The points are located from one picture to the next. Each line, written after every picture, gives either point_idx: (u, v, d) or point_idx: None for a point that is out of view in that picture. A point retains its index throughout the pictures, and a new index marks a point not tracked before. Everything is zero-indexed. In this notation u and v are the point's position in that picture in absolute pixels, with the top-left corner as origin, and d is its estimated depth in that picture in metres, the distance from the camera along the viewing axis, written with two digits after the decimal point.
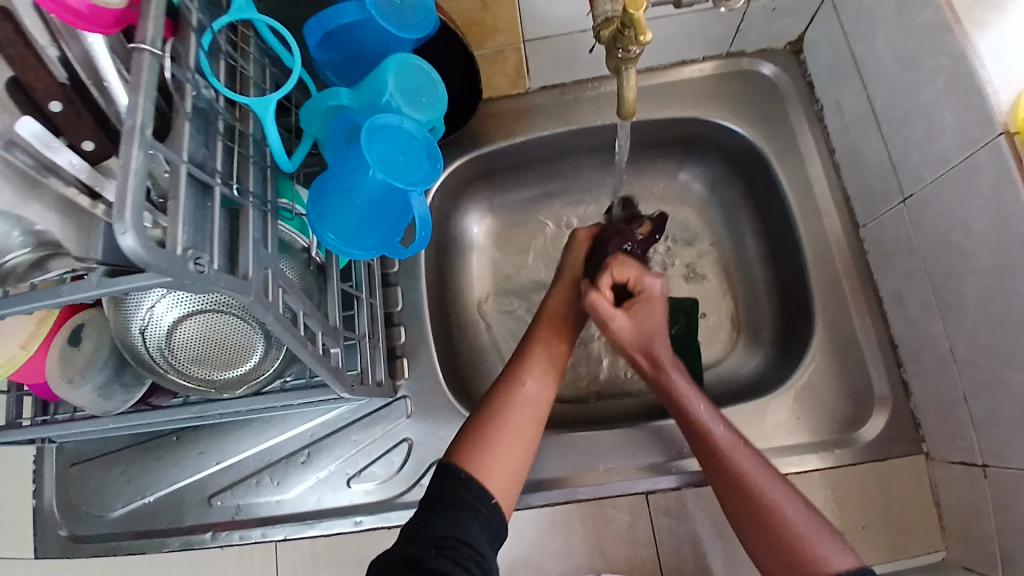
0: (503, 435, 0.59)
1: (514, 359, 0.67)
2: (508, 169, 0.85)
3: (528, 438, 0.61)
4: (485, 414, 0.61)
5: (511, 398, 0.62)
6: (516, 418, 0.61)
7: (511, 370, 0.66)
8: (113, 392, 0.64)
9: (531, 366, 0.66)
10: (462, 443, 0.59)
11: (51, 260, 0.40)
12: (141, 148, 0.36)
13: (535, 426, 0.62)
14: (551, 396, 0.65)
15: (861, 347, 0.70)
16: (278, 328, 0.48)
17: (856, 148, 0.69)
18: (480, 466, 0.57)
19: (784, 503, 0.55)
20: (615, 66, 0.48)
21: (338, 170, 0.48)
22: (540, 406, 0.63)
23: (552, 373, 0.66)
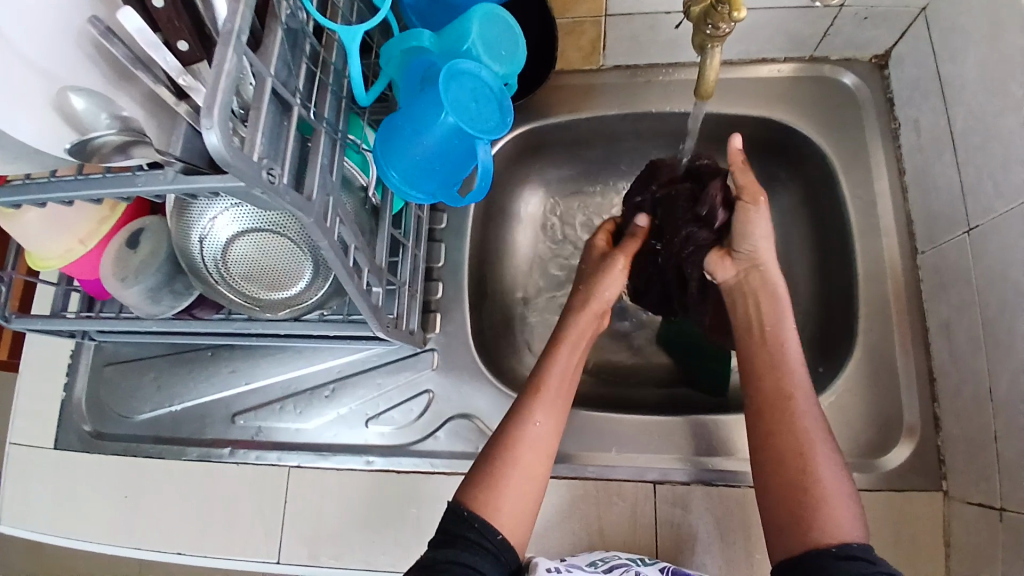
0: (515, 476, 0.57)
1: (524, 391, 0.63)
2: (565, 145, 0.85)
3: (538, 477, 0.58)
4: (494, 450, 0.59)
5: (517, 435, 0.59)
6: (524, 457, 0.58)
7: (519, 405, 0.62)
8: (162, 297, 0.66)
9: (541, 399, 0.62)
10: (472, 480, 0.57)
11: (135, 147, 0.42)
12: (236, 53, 0.37)
13: (546, 462, 0.60)
14: (558, 432, 0.61)
15: (898, 375, 0.68)
16: (331, 254, 0.50)
17: (927, 170, 0.67)
18: (489, 507, 0.55)
19: (827, 485, 0.53)
20: (700, 44, 0.47)
21: (409, 111, 0.48)
22: (550, 443, 0.60)
23: (559, 408, 0.63)
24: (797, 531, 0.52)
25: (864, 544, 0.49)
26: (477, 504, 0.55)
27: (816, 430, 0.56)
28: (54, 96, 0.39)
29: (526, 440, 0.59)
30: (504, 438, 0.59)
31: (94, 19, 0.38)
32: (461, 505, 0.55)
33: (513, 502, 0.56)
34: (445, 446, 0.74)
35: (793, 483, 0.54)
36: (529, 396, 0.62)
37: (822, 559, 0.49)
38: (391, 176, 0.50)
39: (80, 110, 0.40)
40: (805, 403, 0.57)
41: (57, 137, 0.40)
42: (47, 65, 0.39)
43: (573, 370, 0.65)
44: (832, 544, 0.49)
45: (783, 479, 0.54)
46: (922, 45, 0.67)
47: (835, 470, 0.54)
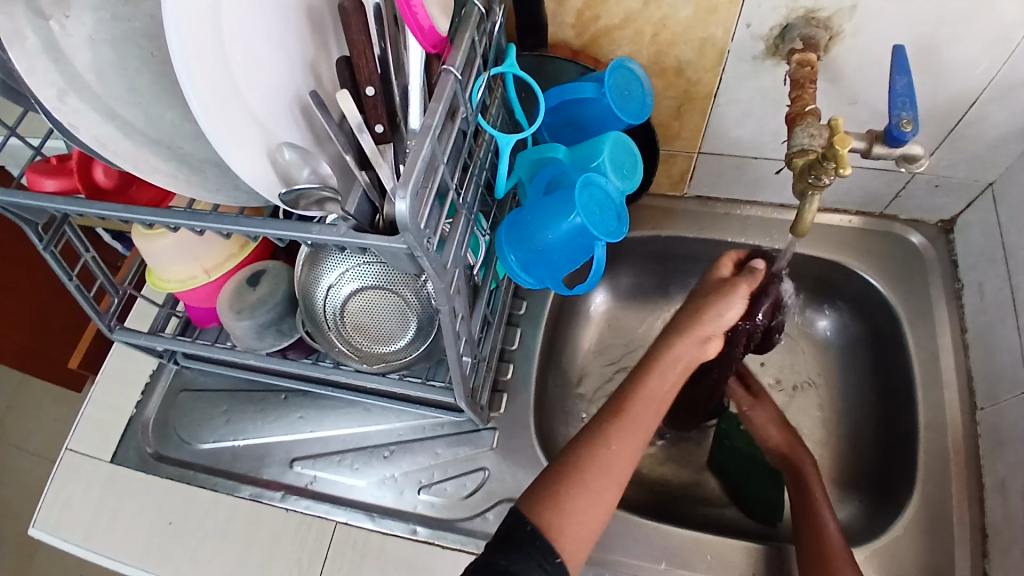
0: (581, 500, 0.58)
1: (604, 415, 0.64)
2: (642, 258, 0.92)
3: (605, 503, 0.60)
4: (566, 470, 0.60)
5: (591, 459, 0.61)
6: (594, 482, 0.60)
7: (596, 429, 0.63)
8: (267, 333, 0.72)
9: (622, 426, 0.63)
10: (538, 495, 0.59)
11: (328, 203, 0.47)
12: (430, 141, 0.44)
13: (616, 490, 0.61)
14: (634, 459, 0.62)
15: (953, 527, 0.68)
16: (446, 320, 0.55)
17: (989, 331, 0.72)
18: (552, 527, 0.57)
19: None
20: (801, 190, 0.54)
21: (537, 208, 0.56)
22: (622, 470, 0.61)
23: (640, 438, 0.63)
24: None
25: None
26: (543, 523, 0.57)
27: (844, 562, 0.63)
28: (271, 147, 0.47)
29: (599, 467, 0.60)
30: (577, 462, 0.60)
31: (314, 94, 0.48)
32: (525, 517, 0.57)
33: (576, 525, 0.58)
34: (490, 527, 0.74)
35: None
36: (609, 424, 0.63)
37: None
38: (509, 259, 0.58)
39: (287, 161, 0.48)
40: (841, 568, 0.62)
41: (265, 184, 0.47)
42: (267, 123, 0.47)
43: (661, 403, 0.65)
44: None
45: None
46: (989, 218, 0.74)
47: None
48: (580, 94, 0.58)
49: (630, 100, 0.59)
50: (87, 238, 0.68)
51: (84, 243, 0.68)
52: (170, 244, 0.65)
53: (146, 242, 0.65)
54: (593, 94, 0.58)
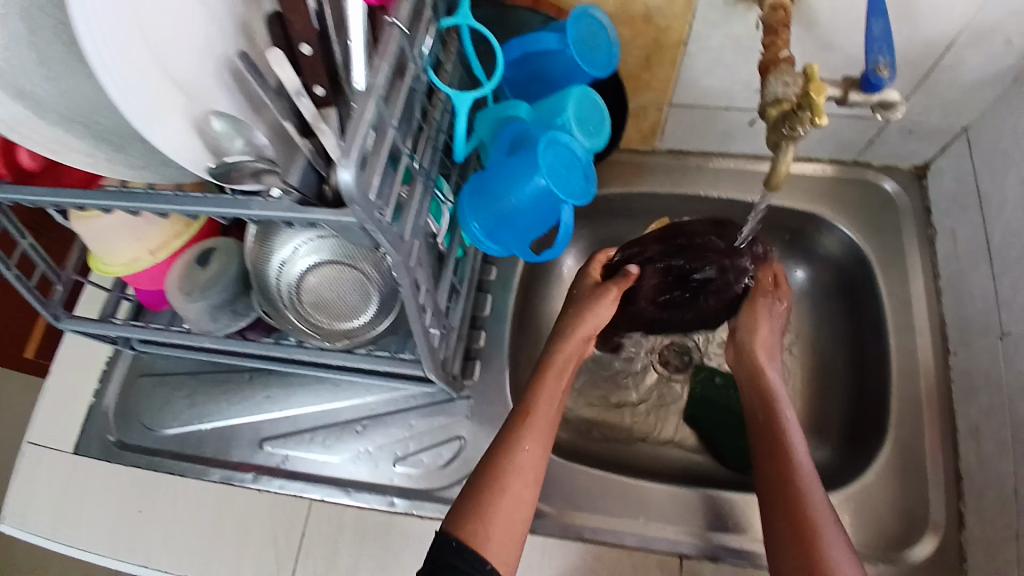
0: (502, 502, 0.58)
1: (511, 421, 0.65)
2: (614, 216, 0.89)
3: (525, 504, 0.60)
4: (485, 478, 0.60)
5: (507, 464, 0.61)
6: (510, 484, 0.60)
7: (507, 434, 0.63)
8: (222, 314, 0.69)
9: (528, 429, 0.64)
10: (460, 510, 0.58)
11: (266, 175, 0.44)
12: (374, 101, 0.41)
13: (533, 489, 0.61)
14: (545, 459, 0.63)
15: (927, 471, 0.69)
16: (408, 294, 0.52)
17: (962, 278, 0.72)
18: (474, 535, 0.55)
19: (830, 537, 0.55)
20: (775, 141, 0.52)
21: (499, 171, 0.52)
22: (536, 469, 0.62)
23: (546, 439, 0.64)
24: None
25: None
26: (467, 533, 0.55)
27: (823, 509, 0.58)
28: (197, 117, 0.43)
29: (511, 471, 0.60)
30: (493, 467, 0.60)
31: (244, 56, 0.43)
32: (451, 534, 0.55)
33: (500, 527, 0.57)
34: None
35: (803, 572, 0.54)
36: (514, 428, 0.64)
37: None
38: (472, 227, 0.54)
39: (218, 131, 0.44)
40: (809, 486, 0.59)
41: (194, 157, 0.44)
42: (194, 89, 0.43)
43: (555, 405, 0.68)
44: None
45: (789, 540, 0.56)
46: (963, 162, 0.73)
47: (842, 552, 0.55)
48: (541, 45, 0.54)
49: (596, 50, 0.55)
50: (23, 226, 0.63)
51: (20, 231, 0.63)
52: (108, 225, 0.61)
53: (83, 225, 0.61)
54: (556, 45, 0.54)
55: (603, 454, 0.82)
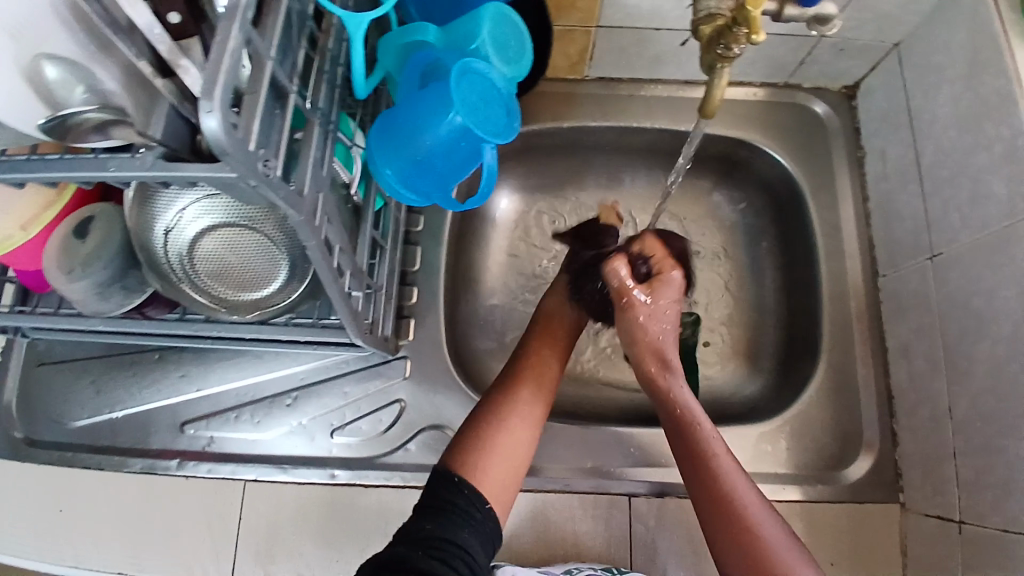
0: (504, 439, 0.55)
1: (510, 368, 0.62)
2: (544, 153, 0.84)
3: (527, 441, 0.57)
4: (481, 414, 0.57)
5: (507, 402, 0.58)
6: (513, 420, 0.57)
7: (506, 379, 0.61)
8: (113, 293, 0.61)
9: (529, 375, 0.61)
10: (458, 446, 0.55)
11: (114, 127, 0.38)
12: (240, 28, 0.35)
13: (536, 429, 0.58)
14: (548, 403, 0.60)
15: (860, 391, 0.72)
16: (315, 254, 0.47)
17: (892, 199, 0.72)
18: (474, 470, 0.53)
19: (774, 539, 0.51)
20: (710, 63, 0.47)
21: (409, 107, 0.47)
22: (539, 413, 0.59)
23: (549, 384, 0.61)
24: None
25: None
26: (462, 466, 0.53)
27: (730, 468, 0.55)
28: (25, 65, 0.34)
29: (513, 408, 0.58)
30: (496, 407, 0.57)
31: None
32: (450, 469, 0.53)
33: (500, 464, 0.54)
34: (414, 458, 0.70)
35: (727, 537, 0.52)
36: (518, 370, 0.61)
37: None
38: (385, 173, 0.48)
39: (52, 80, 0.36)
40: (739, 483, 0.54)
41: (26, 114, 0.36)
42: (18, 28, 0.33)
43: (561, 353, 0.65)
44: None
45: (734, 548, 0.51)
46: (893, 79, 0.71)
47: (759, 505, 0.53)
48: None
49: None
50: None
51: None
52: None
53: None
54: None
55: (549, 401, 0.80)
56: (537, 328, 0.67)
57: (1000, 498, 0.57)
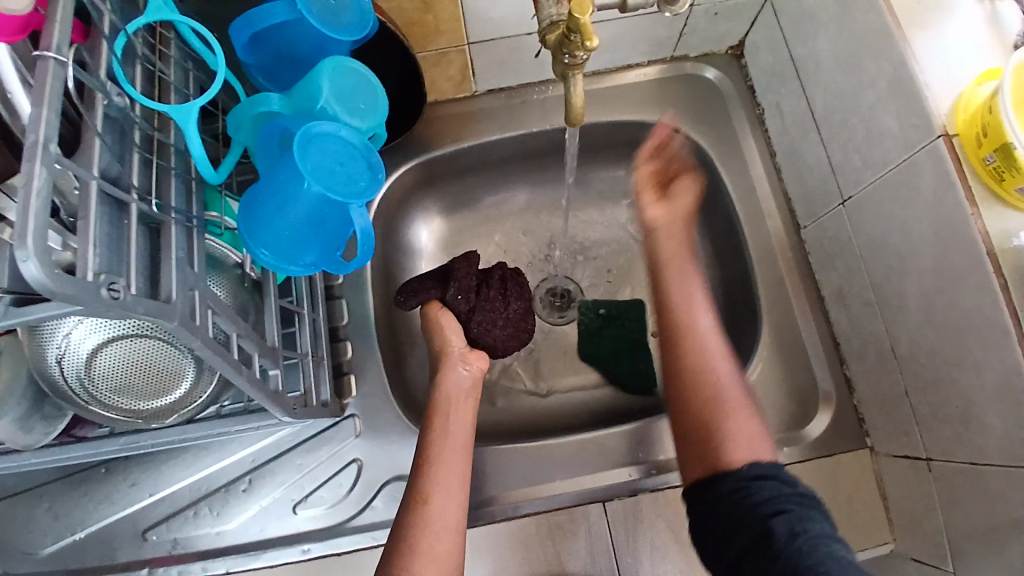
0: (420, 563, 0.53)
1: (413, 476, 0.59)
2: (455, 175, 0.83)
3: (450, 555, 0.55)
4: (397, 546, 0.55)
5: (416, 521, 0.56)
6: (425, 539, 0.55)
7: (411, 491, 0.58)
8: (33, 425, 0.54)
9: (432, 480, 0.58)
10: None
11: None
12: (45, 163, 0.33)
13: (456, 538, 0.56)
14: (461, 502, 0.58)
15: (807, 346, 0.72)
16: (208, 353, 0.45)
17: (797, 151, 0.72)
18: None
19: (735, 404, 0.56)
20: (562, 72, 0.47)
21: (269, 183, 0.45)
22: (453, 518, 0.57)
23: (458, 483, 0.59)
24: (711, 454, 0.54)
25: (775, 462, 0.52)
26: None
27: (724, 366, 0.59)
28: None
29: (428, 528, 0.55)
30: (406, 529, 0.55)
31: None
32: None
33: None
34: (382, 515, 0.69)
35: (702, 418, 0.56)
36: (422, 476, 0.58)
37: (733, 479, 0.51)
38: (262, 255, 0.47)
39: None
40: (713, 348, 0.60)
41: None
42: None
43: (464, 441, 0.62)
44: (742, 464, 0.52)
45: (695, 426, 0.56)
46: (772, 33, 0.71)
47: (740, 397, 0.57)
48: (273, 20, 0.45)
49: (343, 14, 0.48)
50: None
51: None
52: None
53: None
54: (290, 15, 0.45)
55: (511, 420, 0.79)
56: (432, 417, 0.64)
57: (960, 430, 0.57)
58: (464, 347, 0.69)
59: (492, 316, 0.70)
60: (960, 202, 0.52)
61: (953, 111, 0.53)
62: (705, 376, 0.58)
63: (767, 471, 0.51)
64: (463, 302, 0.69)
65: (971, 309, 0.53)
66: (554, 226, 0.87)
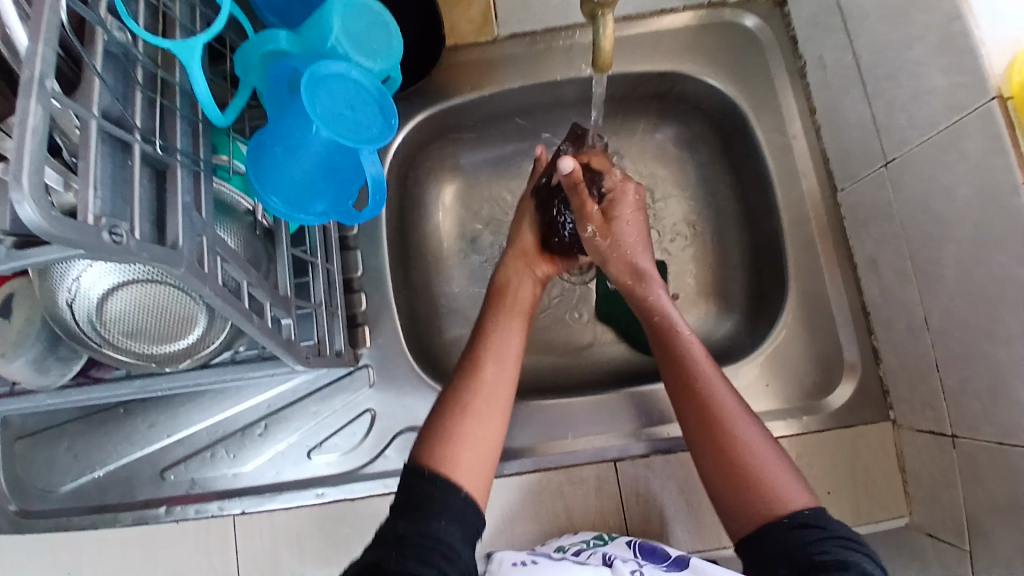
0: (470, 423, 0.56)
1: (471, 347, 0.63)
2: (475, 125, 0.80)
3: (496, 421, 0.57)
4: (446, 406, 0.57)
5: (470, 384, 0.58)
6: (475, 411, 0.57)
7: (467, 359, 0.61)
8: (49, 366, 0.54)
9: (491, 350, 0.61)
10: (427, 438, 0.56)
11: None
12: (40, 101, 0.31)
13: (503, 414, 0.58)
14: (513, 377, 0.61)
15: (834, 314, 0.69)
16: (218, 301, 0.44)
17: (838, 107, 0.68)
18: (444, 458, 0.53)
19: (766, 457, 0.54)
20: (591, 12, 0.44)
21: (276, 127, 0.44)
22: (503, 389, 0.59)
23: (512, 356, 0.62)
24: (744, 503, 0.52)
25: (814, 508, 0.50)
26: (436, 461, 0.53)
27: (734, 407, 0.57)
28: None
29: (479, 394, 0.58)
30: (459, 392, 0.58)
31: None
32: (419, 464, 0.53)
33: (472, 449, 0.55)
34: (396, 465, 0.70)
35: (731, 465, 0.54)
36: (480, 348, 0.62)
37: (779, 529, 0.49)
38: (272, 203, 0.45)
39: None
40: (725, 398, 0.57)
41: None
42: None
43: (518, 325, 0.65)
44: (784, 514, 0.50)
45: (727, 480, 0.54)
46: None
47: (763, 443, 0.55)
48: None
49: None
50: None
51: None
52: None
53: None
54: None
55: (526, 376, 0.78)
56: (493, 306, 0.67)
57: (989, 406, 0.54)
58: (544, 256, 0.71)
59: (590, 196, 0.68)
60: (1010, 166, 0.48)
61: (1009, 71, 0.48)
62: (728, 423, 0.55)
63: (809, 518, 0.49)
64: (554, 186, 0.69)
65: (1013, 281, 0.50)
66: None
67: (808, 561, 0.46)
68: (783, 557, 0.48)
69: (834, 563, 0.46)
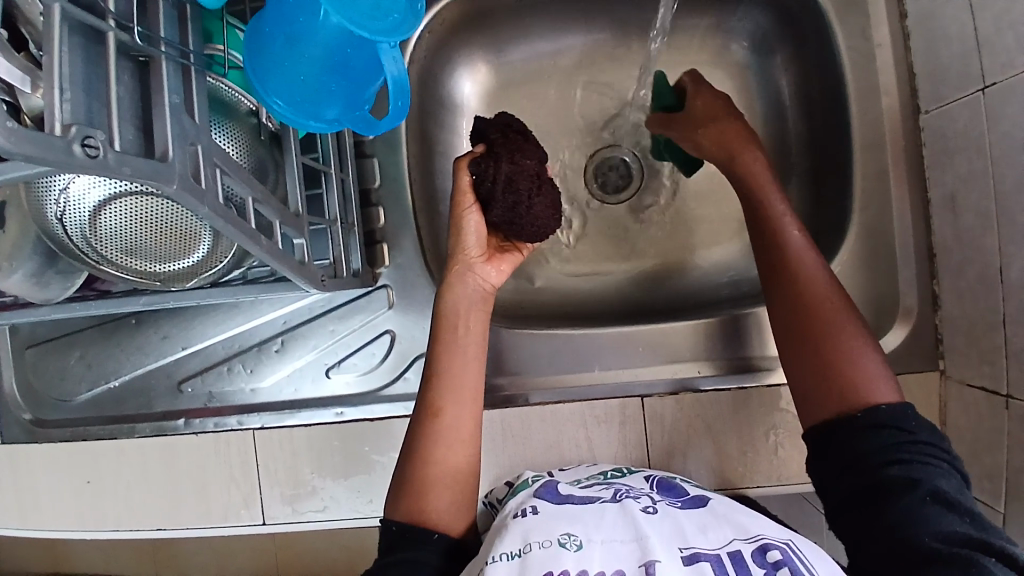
0: (433, 474, 0.51)
1: (423, 385, 0.55)
2: (510, 18, 0.71)
3: (462, 464, 0.53)
4: (410, 455, 0.53)
5: (426, 434, 0.53)
6: (434, 464, 0.52)
7: (424, 398, 0.54)
8: (50, 281, 0.51)
9: (446, 391, 0.54)
10: (396, 491, 0.52)
11: None
12: None
13: (469, 450, 0.53)
14: (474, 412, 0.54)
15: (895, 252, 0.63)
16: (219, 221, 0.39)
17: (934, 14, 0.58)
18: (413, 512, 0.50)
19: (855, 343, 0.50)
20: None
21: (278, 13, 0.38)
22: (464, 433, 0.53)
23: (470, 392, 0.54)
24: (829, 392, 0.49)
25: (897, 406, 0.47)
26: (407, 514, 0.50)
27: (828, 288, 0.53)
28: None
29: (440, 438, 0.53)
30: (413, 443, 0.53)
31: None
32: (388, 519, 0.50)
33: (441, 498, 0.51)
34: (415, 387, 0.67)
35: (819, 345, 0.51)
36: (431, 387, 0.54)
37: (849, 429, 0.47)
38: (276, 106, 0.39)
39: None
40: (822, 284, 0.53)
41: None
42: None
43: (476, 351, 0.56)
44: (858, 409, 0.48)
45: (813, 365, 0.50)
46: None
47: (858, 331, 0.51)
48: None
49: None
50: None
51: None
52: None
53: None
54: None
55: (549, 302, 0.74)
56: (441, 326, 0.57)
57: None
58: (482, 251, 0.58)
59: (542, 211, 0.56)
60: None
61: None
62: (824, 300, 0.52)
63: (888, 419, 0.47)
64: (505, 206, 0.55)
65: None
66: (619, 88, 0.75)
67: (878, 475, 0.45)
68: (847, 457, 0.46)
69: (901, 478, 0.44)
